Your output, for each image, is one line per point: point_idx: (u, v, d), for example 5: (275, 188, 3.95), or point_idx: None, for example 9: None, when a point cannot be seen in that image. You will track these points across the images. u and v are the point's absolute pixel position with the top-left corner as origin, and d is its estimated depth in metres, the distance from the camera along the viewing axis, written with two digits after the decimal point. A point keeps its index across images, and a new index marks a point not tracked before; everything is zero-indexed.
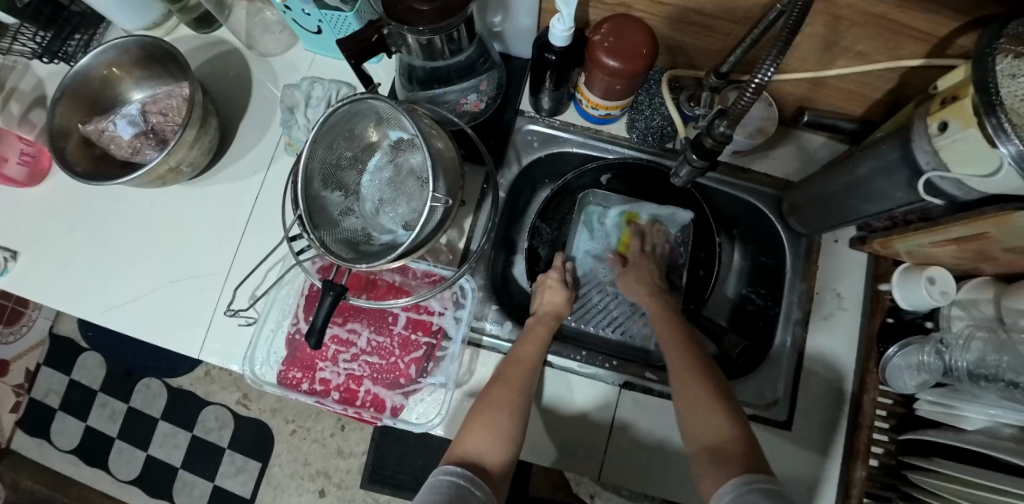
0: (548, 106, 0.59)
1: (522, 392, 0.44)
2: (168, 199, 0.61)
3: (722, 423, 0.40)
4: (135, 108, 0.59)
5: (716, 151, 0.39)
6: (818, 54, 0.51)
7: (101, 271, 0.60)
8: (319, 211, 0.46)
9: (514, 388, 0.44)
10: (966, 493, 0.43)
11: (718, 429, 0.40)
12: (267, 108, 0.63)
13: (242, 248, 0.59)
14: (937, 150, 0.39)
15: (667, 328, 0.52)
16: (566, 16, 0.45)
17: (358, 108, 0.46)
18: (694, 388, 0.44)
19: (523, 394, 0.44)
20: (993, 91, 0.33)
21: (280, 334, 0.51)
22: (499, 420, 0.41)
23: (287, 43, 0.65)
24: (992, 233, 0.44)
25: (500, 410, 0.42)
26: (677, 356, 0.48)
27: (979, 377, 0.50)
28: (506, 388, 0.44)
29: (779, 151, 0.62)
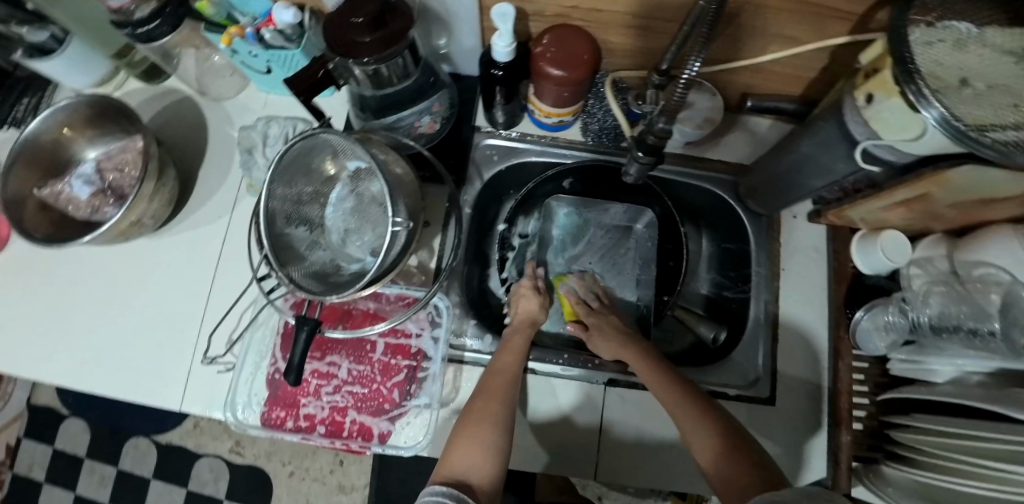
0: (503, 120, 0.60)
1: (506, 404, 0.44)
2: (133, 253, 0.61)
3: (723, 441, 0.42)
4: (90, 167, 0.59)
5: (658, 147, 0.43)
6: (752, 42, 0.53)
7: (69, 335, 0.58)
8: (285, 248, 0.47)
9: (497, 401, 0.44)
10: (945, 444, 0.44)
11: (709, 438, 0.43)
12: (225, 152, 0.63)
13: (213, 295, 0.58)
14: (867, 120, 0.41)
15: (636, 359, 0.51)
16: (505, 32, 0.47)
17: (313, 143, 0.46)
18: (687, 414, 0.44)
19: (507, 407, 0.44)
20: (909, 61, 0.34)
21: (259, 376, 0.50)
22: (485, 436, 0.41)
23: (238, 85, 0.65)
24: (932, 191, 0.47)
25: (485, 424, 0.42)
26: (657, 386, 0.48)
27: (943, 330, 0.52)
28: (489, 401, 0.44)
29: (730, 137, 0.65)
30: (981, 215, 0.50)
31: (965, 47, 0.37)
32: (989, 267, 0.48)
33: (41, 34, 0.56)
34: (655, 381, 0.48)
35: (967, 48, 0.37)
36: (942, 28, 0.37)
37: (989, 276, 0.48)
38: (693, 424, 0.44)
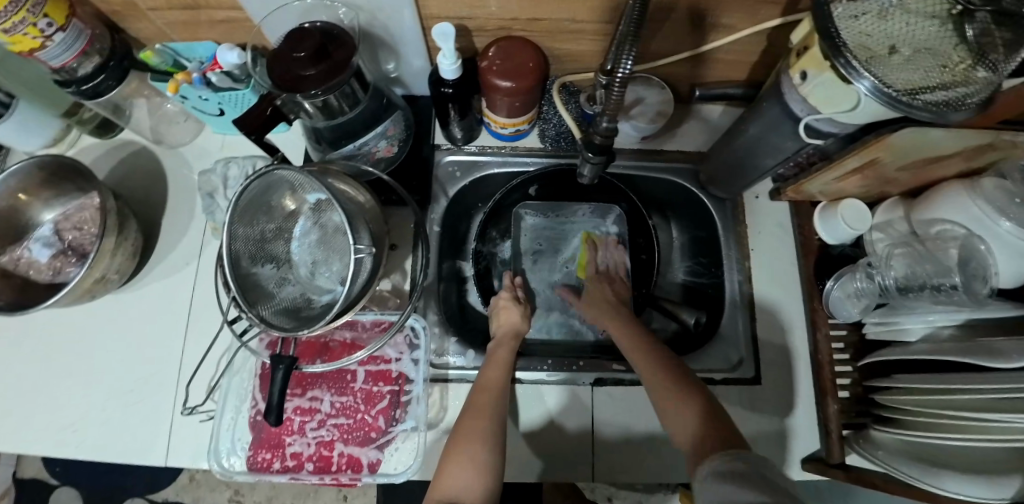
0: (461, 135, 0.61)
1: (494, 420, 0.44)
2: (102, 310, 0.59)
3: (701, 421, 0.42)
4: (48, 229, 0.57)
5: (606, 146, 0.46)
6: (692, 34, 0.54)
7: (41, 402, 0.56)
8: (253, 288, 0.46)
9: (485, 417, 0.44)
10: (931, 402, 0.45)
11: (684, 416, 0.43)
12: (187, 198, 0.63)
13: (189, 343, 0.57)
14: (805, 96, 0.42)
15: (627, 338, 0.53)
16: (448, 51, 0.47)
17: (270, 180, 0.46)
18: (667, 395, 0.45)
19: (496, 423, 0.44)
20: (835, 35, 0.35)
21: (241, 419, 0.50)
22: (477, 453, 0.41)
23: (194, 130, 0.65)
24: (881, 157, 0.47)
25: (475, 442, 0.42)
26: (643, 365, 0.49)
27: (908, 289, 0.53)
28: (477, 417, 0.44)
29: (684, 128, 0.66)
30: (930, 174, 0.52)
31: (889, 17, 0.37)
32: (945, 223, 0.50)
33: None
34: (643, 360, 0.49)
35: (891, 17, 0.37)
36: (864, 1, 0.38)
37: (946, 233, 0.50)
38: (672, 404, 0.44)
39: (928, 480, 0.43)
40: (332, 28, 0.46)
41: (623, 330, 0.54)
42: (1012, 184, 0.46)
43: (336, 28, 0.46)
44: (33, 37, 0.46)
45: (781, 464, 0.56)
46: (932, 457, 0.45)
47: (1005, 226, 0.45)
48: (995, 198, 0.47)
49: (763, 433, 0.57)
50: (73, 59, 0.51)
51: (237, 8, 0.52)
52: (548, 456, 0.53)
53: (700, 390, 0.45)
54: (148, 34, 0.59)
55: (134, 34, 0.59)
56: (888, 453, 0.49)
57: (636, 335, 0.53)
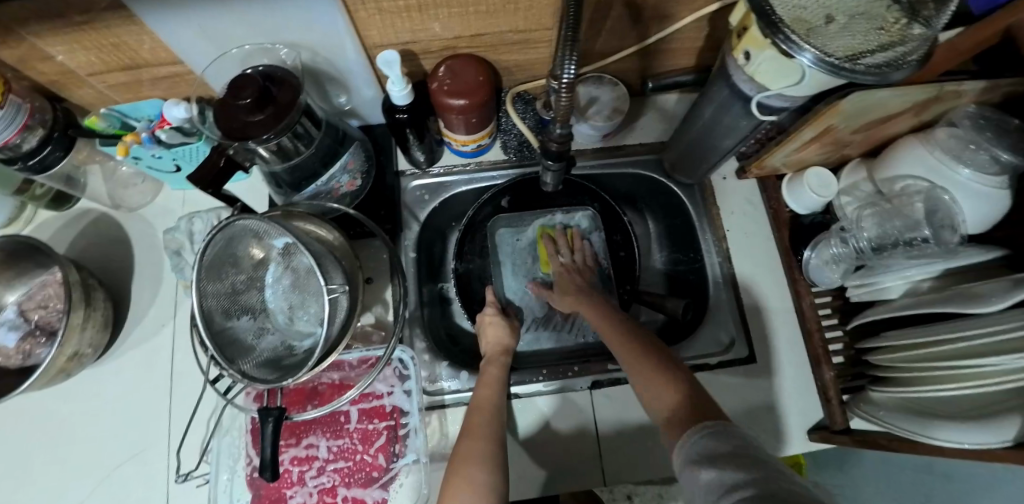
0: (424, 158, 0.61)
1: (490, 442, 0.43)
2: (81, 387, 0.58)
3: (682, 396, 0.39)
4: (12, 312, 0.55)
5: (564, 151, 0.47)
6: (636, 29, 0.55)
7: (26, 494, 0.54)
8: (230, 344, 0.45)
9: (479, 438, 0.43)
10: (927, 355, 0.45)
11: (667, 397, 0.40)
12: (154, 259, 0.62)
13: (174, 408, 0.56)
14: (752, 76, 0.41)
15: (607, 327, 0.50)
16: (396, 77, 0.47)
17: (231, 233, 0.45)
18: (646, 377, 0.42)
19: (491, 444, 0.43)
20: (771, 12, 0.35)
21: (238, 478, 0.48)
22: (469, 477, 0.39)
23: (151, 191, 0.64)
24: (833, 124, 0.47)
25: (466, 469, 0.40)
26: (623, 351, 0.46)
27: (881, 248, 0.54)
28: (473, 441, 0.43)
29: (643, 121, 0.67)
30: (884, 133, 0.53)
31: None
32: (908, 178, 0.51)
33: None
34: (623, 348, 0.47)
35: None
36: None
37: (910, 187, 0.51)
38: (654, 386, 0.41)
39: (933, 432, 0.43)
40: (275, 72, 0.46)
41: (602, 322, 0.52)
42: (962, 131, 0.47)
43: (280, 71, 0.46)
44: None
45: (788, 437, 0.56)
46: (931, 409, 0.45)
47: (966, 174, 0.47)
48: (949, 147, 0.48)
49: (764, 409, 0.57)
50: (16, 136, 0.50)
51: (179, 63, 0.51)
52: (554, 467, 0.52)
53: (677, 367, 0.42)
54: (91, 100, 0.58)
55: (77, 102, 0.57)
56: (888, 411, 0.49)
57: (614, 324, 0.50)
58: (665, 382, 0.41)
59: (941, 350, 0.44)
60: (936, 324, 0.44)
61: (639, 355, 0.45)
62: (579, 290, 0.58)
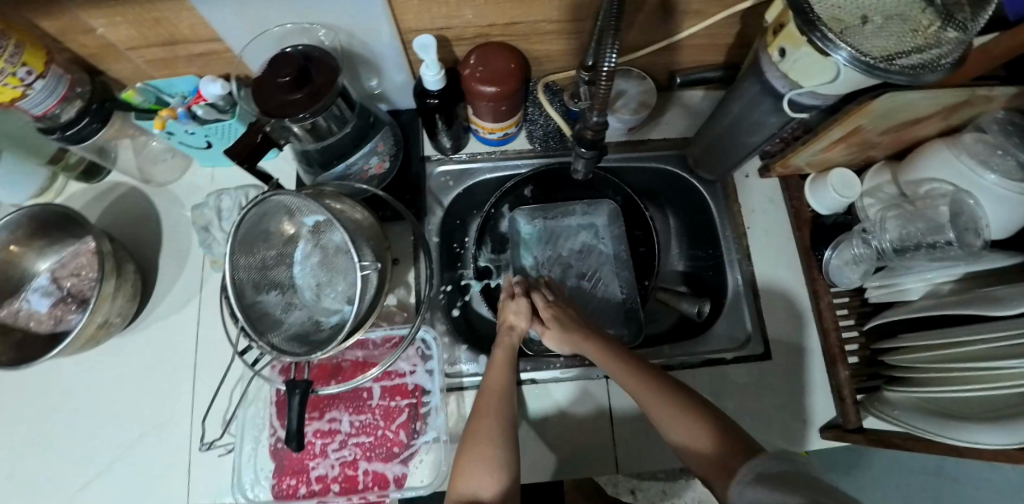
0: (450, 145, 0.62)
1: (502, 429, 0.43)
2: (108, 355, 0.59)
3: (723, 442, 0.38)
4: (45, 279, 0.56)
5: (597, 140, 0.47)
6: (667, 23, 0.56)
7: (54, 456, 0.55)
8: (260, 317, 0.46)
9: (491, 418, 0.44)
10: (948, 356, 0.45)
11: (697, 433, 0.39)
12: (181, 234, 0.63)
13: (198, 380, 0.57)
14: (785, 73, 0.42)
15: (614, 365, 0.46)
16: (431, 62, 0.48)
17: (266, 208, 0.46)
18: (673, 417, 0.41)
19: (501, 430, 0.43)
20: (809, 10, 0.36)
21: (262, 449, 0.49)
22: (480, 470, 0.39)
23: (180, 167, 0.65)
24: (861, 125, 0.47)
25: (476, 460, 0.40)
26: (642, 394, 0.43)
27: (904, 250, 0.54)
28: (481, 420, 0.44)
29: (667, 116, 0.68)
30: (911, 136, 0.53)
31: None
32: (933, 181, 0.51)
33: None
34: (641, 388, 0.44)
35: None
36: None
37: (935, 191, 0.51)
38: (686, 430, 0.40)
39: (948, 431, 0.43)
40: (313, 52, 0.47)
41: (608, 360, 0.47)
42: (990, 136, 0.47)
43: (317, 52, 0.47)
44: (14, 87, 0.46)
45: (800, 434, 0.56)
46: (948, 410, 0.46)
47: (991, 179, 0.47)
48: (976, 151, 0.48)
49: (776, 405, 0.58)
50: (56, 106, 0.51)
51: (217, 40, 0.52)
52: (570, 452, 0.53)
53: (698, 402, 0.42)
54: (127, 74, 0.59)
55: (114, 75, 0.59)
56: (902, 410, 0.50)
57: (621, 361, 0.46)
58: (690, 418, 0.40)
59: (961, 351, 0.45)
60: (957, 327, 0.45)
61: (658, 393, 0.43)
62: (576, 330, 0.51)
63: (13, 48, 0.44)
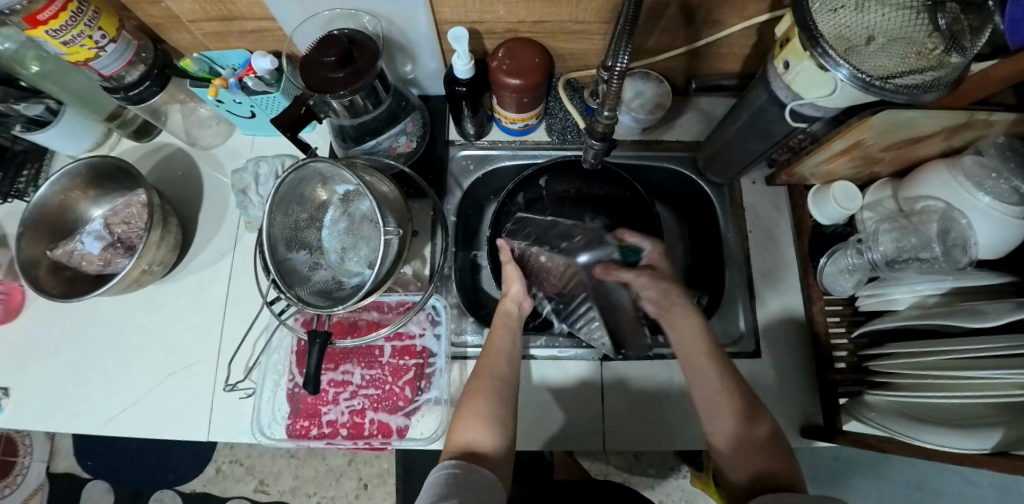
0: (474, 131, 0.67)
1: (499, 390, 0.45)
2: (145, 300, 0.64)
3: (769, 469, 0.38)
4: (98, 224, 0.61)
5: (608, 133, 0.51)
6: (688, 31, 0.59)
7: (93, 385, 0.61)
8: (290, 272, 0.51)
9: (488, 381, 0.46)
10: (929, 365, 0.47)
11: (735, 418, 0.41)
12: (220, 196, 0.68)
13: (226, 329, 0.62)
14: (789, 84, 0.45)
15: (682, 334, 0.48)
16: (462, 52, 0.52)
17: (304, 174, 0.51)
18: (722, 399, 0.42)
19: (497, 390, 0.45)
20: (813, 26, 0.38)
21: (280, 392, 0.56)
22: (477, 425, 0.42)
23: (224, 133, 0.70)
24: (864, 138, 0.50)
25: (473, 415, 0.43)
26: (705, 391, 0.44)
27: (896, 263, 0.55)
28: (479, 381, 0.46)
29: (682, 120, 0.71)
30: (915, 154, 0.55)
31: (865, 9, 0.41)
32: (927, 198, 0.53)
33: (36, 108, 0.60)
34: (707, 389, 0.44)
35: (868, 9, 0.41)
36: None
37: (929, 208, 0.53)
38: (736, 448, 0.40)
39: (918, 434, 0.46)
40: (356, 36, 0.51)
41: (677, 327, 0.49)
42: (988, 160, 0.49)
43: (359, 36, 0.51)
44: (89, 48, 0.51)
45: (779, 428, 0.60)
46: (923, 415, 0.48)
47: (984, 201, 0.49)
48: (974, 173, 0.50)
49: (762, 402, 0.61)
50: (122, 68, 0.57)
51: (270, 19, 0.57)
52: (563, 424, 0.60)
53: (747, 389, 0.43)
54: (185, 44, 0.64)
55: (173, 44, 0.64)
56: (878, 413, 0.52)
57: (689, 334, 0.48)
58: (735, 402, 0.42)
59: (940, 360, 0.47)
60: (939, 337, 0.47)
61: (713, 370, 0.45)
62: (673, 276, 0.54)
63: (91, 13, 0.50)
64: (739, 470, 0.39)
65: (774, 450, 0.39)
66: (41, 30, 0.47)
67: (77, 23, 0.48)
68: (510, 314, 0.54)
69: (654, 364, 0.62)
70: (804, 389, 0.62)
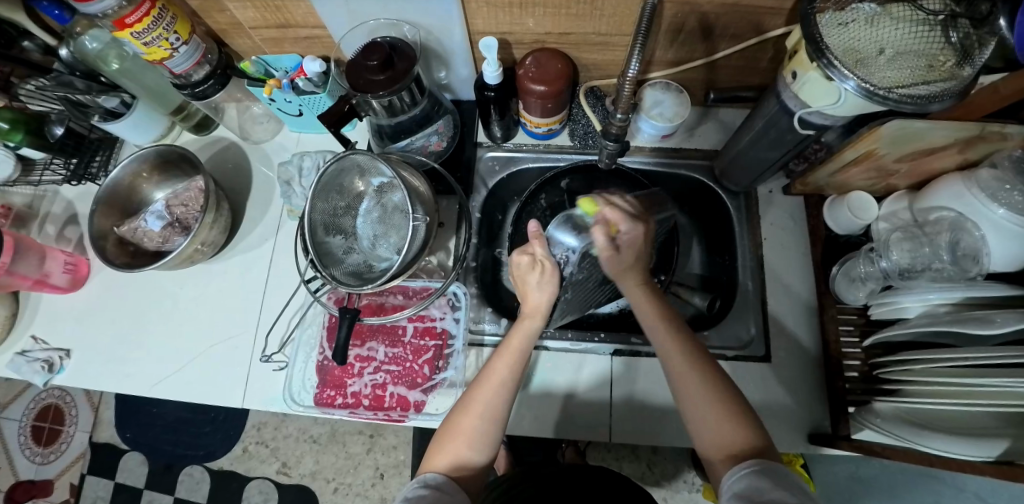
0: (500, 134, 0.71)
1: (488, 421, 0.46)
2: (193, 276, 0.70)
3: (741, 436, 0.41)
4: (160, 205, 0.67)
5: (620, 134, 0.55)
6: (706, 44, 0.62)
7: (144, 351, 0.67)
8: (326, 254, 0.56)
9: (476, 415, 0.46)
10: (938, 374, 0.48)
11: (700, 395, 0.44)
12: (265, 187, 0.74)
13: (265, 306, 0.68)
14: (797, 94, 0.47)
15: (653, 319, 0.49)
16: (492, 60, 0.57)
17: (344, 165, 0.56)
18: (692, 380, 0.44)
19: (487, 419, 0.46)
20: (819, 39, 0.41)
21: (311, 363, 0.62)
22: (460, 452, 0.45)
23: (273, 130, 0.77)
24: (875, 149, 0.52)
25: (461, 439, 0.45)
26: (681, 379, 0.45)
27: (909, 273, 0.56)
28: (474, 400, 0.47)
29: (700, 130, 0.74)
30: (930, 166, 0.56)
31: (877, 23, 0.42)
32: (941, 209, 0.54)
33: (112, 101, 0.68)
34: (683, 376, 0.45)
35: (880, 24, 0.42)
36: (850, 10, 0.43)
37: (942, 218, 0.54)
38: (721, 437, 0.41)
39: (921, 440, 0.46)
40: (397, 44, 0.56)
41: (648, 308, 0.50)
42: (1002, 172, 0.49)
43: (400, 44, 0.56)
44: (165, 49, 0.58)
45: (786, 434, 0.61)
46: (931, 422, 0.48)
47: (998, 213, 0.49)
48: (987, 185, 0.50)
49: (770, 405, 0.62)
50: (191, 67, 0.64)
51: (321, 27, 0.63)
52: (573, 417, 0.62)
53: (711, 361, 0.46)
54: (245, 48, 0.71)
55: (235, 48, 0.72)
56: (885, 420, 0.52)
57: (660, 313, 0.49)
58: (697, 382, 0.44)
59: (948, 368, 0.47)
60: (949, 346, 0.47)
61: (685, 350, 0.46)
62: (632, 261, 0.53)
63: (169, 19, 0.56)
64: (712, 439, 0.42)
65: (752, 420, 0.42)
66: (127, 32, 0.54)
67: (156, 27, 0.55)
68: (528, 333, 0.51)
69: None
70: (812, 394, 0.62)
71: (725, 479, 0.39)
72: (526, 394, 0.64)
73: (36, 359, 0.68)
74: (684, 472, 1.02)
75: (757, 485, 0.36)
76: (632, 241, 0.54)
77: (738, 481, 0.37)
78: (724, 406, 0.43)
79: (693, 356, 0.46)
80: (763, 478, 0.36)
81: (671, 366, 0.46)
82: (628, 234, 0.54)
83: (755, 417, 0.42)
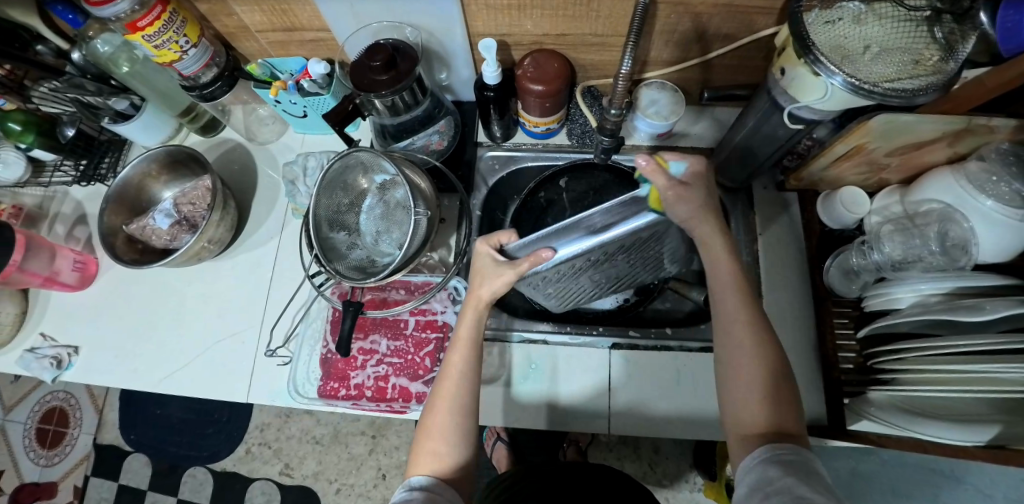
0: (500, 133, 0.73)
1: (459, 413, 0.47)
2: (200, 274, 0.72)
3: (775, 415, 0.41)
4: (169, 203, 0.69)
5: (616, 130, 0.57)
6: (700, 45, 0.64)
7: (152, 347, 0.69)
8: (330, 249, 0.57)
9: (448, 407, 0.47)
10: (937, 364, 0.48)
11: (749, 362, 0.44)
12: (270, 187, 0.76)
13: (270, 301, 0.69)
14: (787, 90, 0.49)
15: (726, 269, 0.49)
16: (491, 60, 0.58)
17: (348, 163, 0.58)
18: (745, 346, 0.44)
19: (457, 412, 0.46)
20: (806, 37, 0.43)
21: (315, 357, 0.64)
22: (438, 447, 0.45)
23: (278, 131, 0.79)
24: (865, 142, 0.53)
25: (435, 435, 0.46)
26: (731, 343, 0.45)
27: (901, 264, 0.58)
28: (442, 395, 0.48)
29: (696, 128, 0.76)
30: (921, 160, 0.57)
31: (864, 21, 0.43)
32: (932, 202, 0.55)
33: (123, 103, 0.71)
34: (740, 341, 0.45)
35: (866, 21, 0.43)
36: (837, 9, 0.44)
37: (932, 210, 0.55)
38: (755, 409, 0.42)
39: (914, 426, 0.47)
40: (400, 45, 0.58)
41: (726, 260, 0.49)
42: (990, 165, 0.50)
43: (403, 45, 0.58)
44: (175, 52, 0.61)
45: None
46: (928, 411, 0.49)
47: (987, 204, 0.50)
48: (976, 178, 0.51)
49: None
50: (199, 69, 0.66)
51: (326, 30, 0.65)
52: (572, 409, 0.64)
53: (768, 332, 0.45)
54: (252, 51, 0.73)
55: (242, 51, 0.74)
56: (879, 409, 0.52)
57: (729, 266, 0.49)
58: (751, 349, 0.44)
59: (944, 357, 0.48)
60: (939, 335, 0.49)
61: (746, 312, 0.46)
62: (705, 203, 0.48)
63: (179, 22, 0.58)
64: (749, 412, 0.42)
65: (786, 397, 0.42)
66: (139, 35, 0.56)
67: (167, 30, 0.57)
68: (472, 321, 0.51)
69: (661, 354, 0.65)
70: (809, 387, 0.63)
71: (741, 468, 0.39)
72: (524, 387, 0.65)
73: (45, 355, 0.69)
74: (686, 472, 1.03)
75: (767, 475, 0.36)
76: (697, 179, 0.48)
77: (750, 472, 0.38)
78: (767, 388, 0.42)
79: (750, 320, 0.45)
80: (775, 466, 0.36)
81: (729, 329, 0.46)
82: (688, 169, 0.47)
83: (788, 397, 0.43)
